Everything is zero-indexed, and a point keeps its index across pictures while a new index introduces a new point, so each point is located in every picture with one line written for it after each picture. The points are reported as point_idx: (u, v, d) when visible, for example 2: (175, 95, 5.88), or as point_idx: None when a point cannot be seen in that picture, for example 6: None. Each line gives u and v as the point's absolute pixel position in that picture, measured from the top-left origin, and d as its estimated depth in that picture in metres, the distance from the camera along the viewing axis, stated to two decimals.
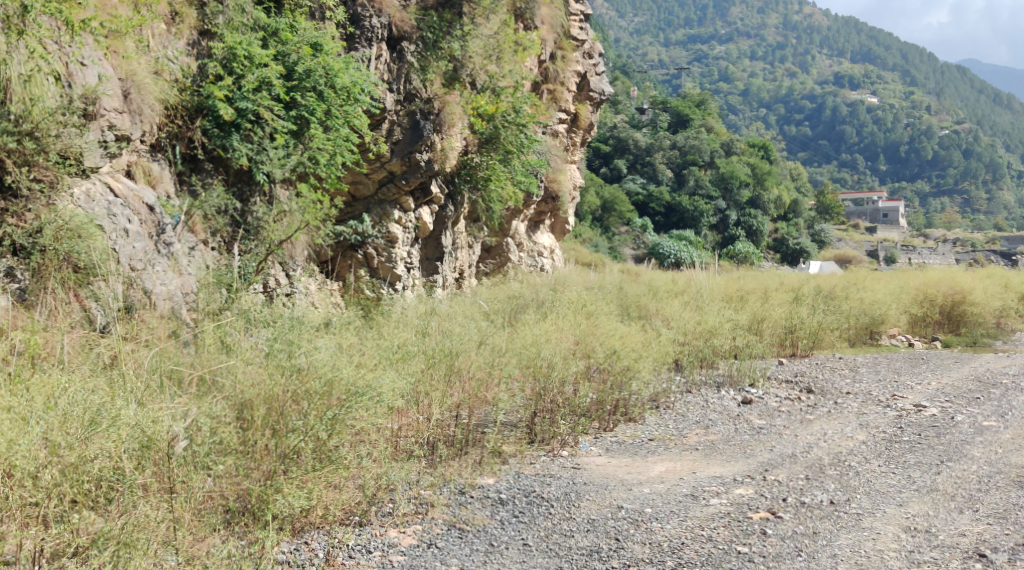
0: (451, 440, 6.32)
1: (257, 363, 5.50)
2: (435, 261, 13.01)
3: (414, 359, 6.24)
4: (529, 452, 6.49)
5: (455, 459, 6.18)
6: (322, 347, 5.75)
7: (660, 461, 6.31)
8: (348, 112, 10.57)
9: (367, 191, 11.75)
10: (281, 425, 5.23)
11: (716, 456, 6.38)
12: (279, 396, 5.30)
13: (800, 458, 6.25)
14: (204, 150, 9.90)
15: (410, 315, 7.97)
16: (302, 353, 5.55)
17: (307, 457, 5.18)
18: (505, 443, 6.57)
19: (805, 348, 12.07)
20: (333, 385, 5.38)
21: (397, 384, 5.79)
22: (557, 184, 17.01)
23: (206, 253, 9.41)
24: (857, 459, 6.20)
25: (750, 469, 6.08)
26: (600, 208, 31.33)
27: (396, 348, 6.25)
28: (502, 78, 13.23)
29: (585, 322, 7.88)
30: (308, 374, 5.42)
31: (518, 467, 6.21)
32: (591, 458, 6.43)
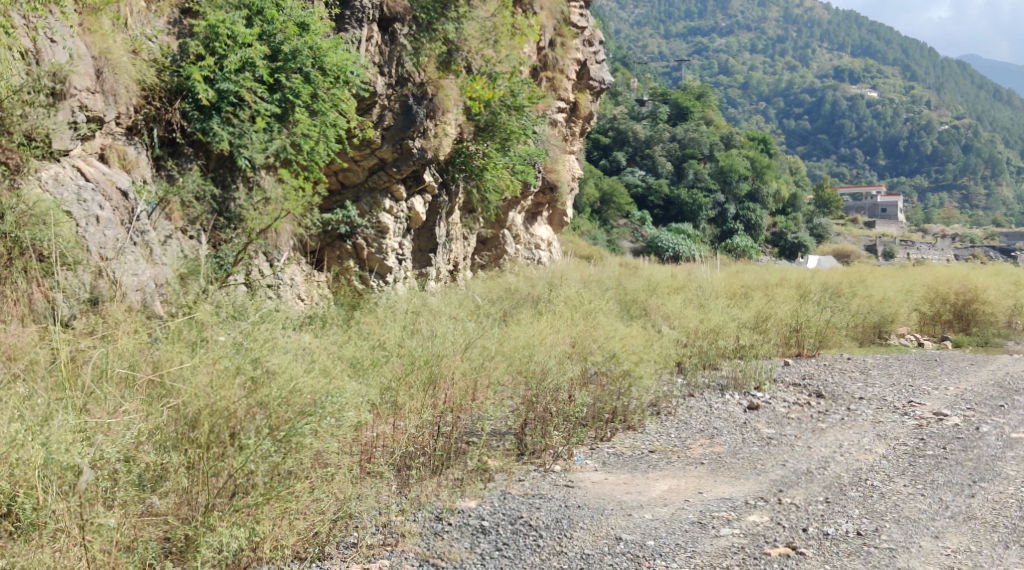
0: (432, 453, 5.74)
1: (222, 367, 4.91)
2: (428, 252, 12.41)
3: (386, 367, 5.71)
4: (516, 467, 5.92)
5: (432, 476, 5.61)
6: (286, 355, 5.21)
7: (662, 479, 5.76)
8: (336, 96, 9.98)
9: (357, 179, 11.15)
10: (231, 441, 4.68)
11: (724, 473, 5.83)
12: (237, 404, 4.74)
13: (816, 477, 5.70)
14: (183, 133, 9.33)
15: (393, 313, 7.44)
16: (266, 359, 5.02)
17: (255, 481, 4.64)
18: (491, 456, 6.01)
19: (811, 347, 11.52)
20: (294, 396, 4.86)
21: (368, 395, 5.29)
22: (555, 175, 16.40)
23: (184, 242, 8.82)
24: (880, 477, 5.65)
25: (762, 488, 5.54)
26: (598, 200, 30.79)
27: (366, 355, 5.71)
28: (499, 63, 12.63)
29: (582, 321, 7.35)
30: (271, 380, 4.89)
31: (505, 486, 5.66)
32: (586, 475, 5.88)
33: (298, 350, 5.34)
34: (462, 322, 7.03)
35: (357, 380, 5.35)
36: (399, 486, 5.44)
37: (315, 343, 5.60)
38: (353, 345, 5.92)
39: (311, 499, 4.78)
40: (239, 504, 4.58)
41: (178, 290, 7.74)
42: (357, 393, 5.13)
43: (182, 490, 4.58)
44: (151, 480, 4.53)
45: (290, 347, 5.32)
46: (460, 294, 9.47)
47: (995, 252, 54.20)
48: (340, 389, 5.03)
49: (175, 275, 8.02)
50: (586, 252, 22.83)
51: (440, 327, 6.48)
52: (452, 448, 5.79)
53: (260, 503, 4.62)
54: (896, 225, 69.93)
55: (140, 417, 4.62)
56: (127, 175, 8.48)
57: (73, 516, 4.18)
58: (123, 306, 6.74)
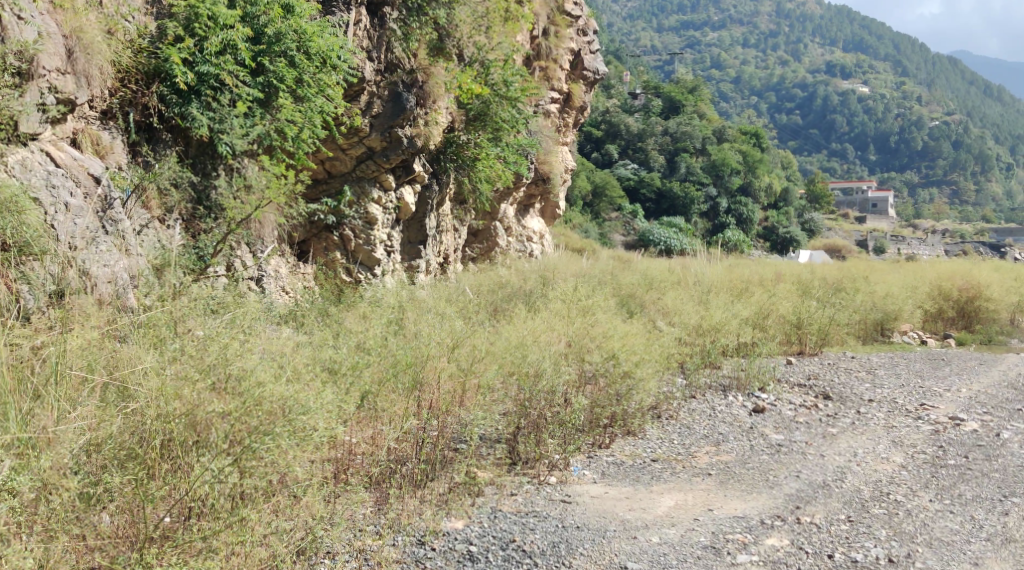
0: (415, 465, 5.30)
1: (184, 371, 4.64)
2: (418, 244, 11.86)
3: (366, 371, 5.27)
4: (507, 479, 5.49)
5: (412, 490, 5.19)
6: (252, 360, 4.77)
7: (667, 492, 5.34)
8: (322, 80, 9.49)
9: (344, 168, 10.65)
10: (186, 457, 4.41)
11: (734, 486, 5.41)
12: (199, 413, 4.45)
13: (833, 490, 5.31)
14: (162, 118, 8.83)
15: (374, 311, 6.99)
16: (235, 363, 4.72)
17: (210, 502, 4.34)
18: (482, 467, 5.58)
19: (813, 346, 11.13)
20: (258, 406, 4.53)
21: (343, 406, 4.94)
22: (547, 167, 15.92)
23: (161, 232, 8.33)
24: (902, 491, 5.27)
25: (777, 505, 5.13)
26: (590, 193, 30.33)
27: (345, 358, 5.28)
28: (491, 51, 12.17)
29: (579, 319, 6.91)
30: (237, 387, 4.61)
31: (495, 502, 5.23)
32: (585, 488, 5.44)
33: (269, 355, 4.90)
34: (449, 319, 6.60)
35: (331, 393, 4.90)
36: (374, 502, 5.03)
37: (291, 346, 5.16)
38: (332, 346, 5.48)
39: (268, 530, 4.38)
40: (194, 528, 4.31)
41: (154, 283, 7.26)
42: (329, 402, 4.81)
43: (131, 506, 4.33)
44: (99, 497, 4.27)
45: (260, 354, 4.90)
46: (451, 289, 9.03)
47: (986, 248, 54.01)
48: (308, 399, 4.68)
49: (150, 266, 7.56)
50: (577, 245, 22.35)
51: (426, 326, 6.04)
52: (438, 458, 5.40)
53: (216, 531, 4.27)
54: (886, 221, 69.71)
55: (91, 425, 4.38)
56: (100, 161, 8.04)
57: (6, 544, 3.94)
58: (90, 301, 6.26)
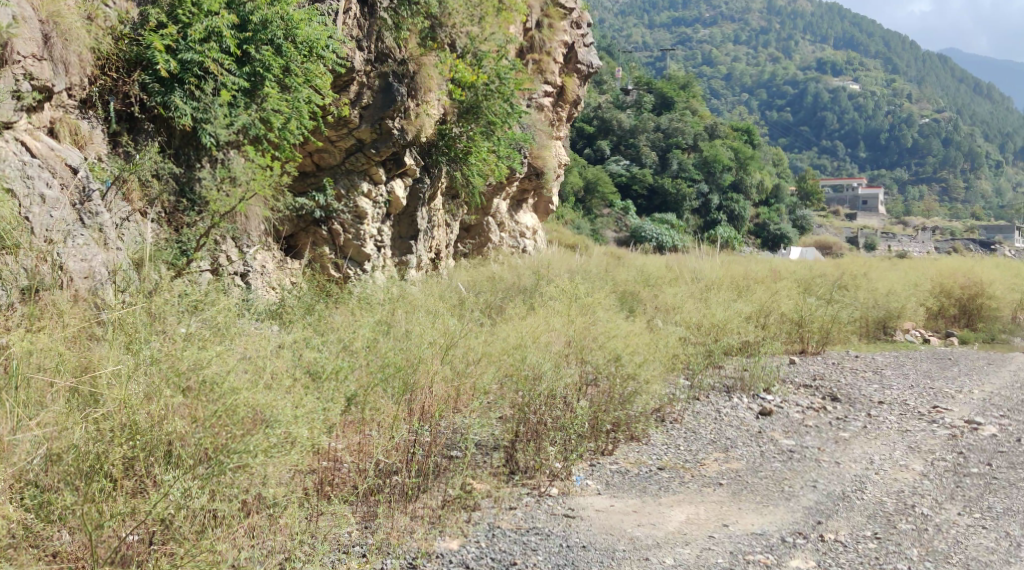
0: (405, 477, 4.97)
1: (151, 377, 4.38)
2: (409, 239, 11.42)
3: (351, 376, 4.95)
4: (506, 491, 5.16)
5: (402, 506, 4.86)
6: (226, 362, 4.47)
7: (678, 505, 5.02)
8: (309, 70, 9.11)
9: (333, 161, 10.27)
10: (151, 473, 4.19)
11: (748, 497, 5.10)
12: (169, 425, 4.22)
13: (855, 503, 5.03)
14: (143, 108, 8.47)
15: (360, 310, 6.66)
16: (208, 365, 4.40)
17: (176, 524, 4.13)
18: (478, 479, 5.22)
19: (815, 345, 10.83)
20: (231, 415, 4.29)
21: (326, 415, 4.65)
22: (541, 161, 15.51)
23: (144, 225, 7.95)
24: (927, 504, 4.99)
25: (797, 520, 4.82)
26: (581, 189, 29.97)
27: (328, 360, 4.99)
28: (484, 42, 11.81)
29: (578, 317, 6.59)
30: (209, 393, 4.35)
31: (493, 517, 4.90)
32: (589, 501, 5.11)
33: (250, 367, 4.58)
34: (441, 317, 6.25)
35: (312, 402, 4.57)
36: (361, 517, 4.74)
37: (268, 348, 4.82)
38: (316, 348, 5.16)
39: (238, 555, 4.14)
40: (155, 555, 4.13)
41: (134, 278, 6.88)
42: (308, 407, 4.50)
43: (95, 520, 4.04)
44: (58, 513, 4.03)
45: (234, 357, 4.58)
46: (444, 287, 8.68)
47: (976, 246, 53.97)
48: (288, 402, 4.41)
49: (131, 261, 7.19)
50: (569, 241, 21.98)
51: (417, 327, 5.69)
52: (431, 468, 5.09)
53: (180, 561, 4.01)
54: (876, 219, 69.59)
55: (52, 433, 4.12)
56: (78, 151, 7.67)
57: None
58: (59, 297, 5.88)
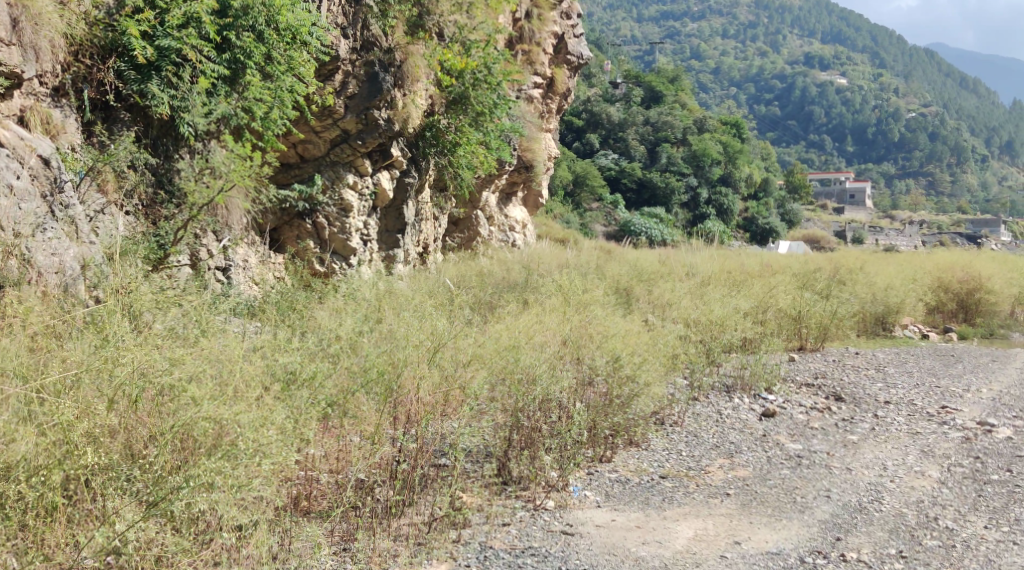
0: (389, 494, 4.69)
1: (106, 385, 4.15)
2: (397, 234, 11.00)
3: (329, 379, 4.66)
4: (498, 506, 4.84)
5: (382, 528, 4.56)
6: (184, 370, 4.20)
7: (684, 519, 4.72)
8: (292, 58, 8.76)
9: (318, 152, 9.87)
10: (101, 496, 3.94)
11: (760, 511, 4.80)
12: (119, 436, 4.11)
13: (874, 516, 4.74)
14: (118, 96, 8.08)
15: (340, 309, 6.30)
16: (164, 375, 4.15)
17: (126, 556, 3.83)
18: (467, 491, 4.92)
19: (813, 341, 10.53)
20: (190, 432, 4.07)
21: (297, 425, 4.36)
22: (530, 154, 15.12)
23: (120, 218, 7.59)
24: (951, 518, 4.71)
25: (815, 537, 4.53)
26: (570, 182, 29.62)
27: (303, 365, 4.64)
28: (472, 31, 11.44)
29: (573, 315, 6.27)
30: (167, 406, 4.17)
31: (484, 536, 4.58)
32: (588, 515, 4.80)
33: (218, 375, 4.32)
34: (427, 316, 5.91)
35: (282, 412, 4.27)
36: (340, 537, 4.46)
37: (240, 350, 4.53)
38: (289, 349, 4.81)
39: None
40: None
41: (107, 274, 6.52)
42: (273, 421, 4.20)
43: (38, 543, 3.86)
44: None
45: (195, 361, 4.30)
46: (432, 284, 8.34)
47: (964, 240, 53.95)
48: (252, 416, 4.12)
49: (105, 256, 6.82)
50: (558, 235, 21.60)
51: (402, 327, 5.34)
52: (415, 481, 4.77)
53: None
54: (863, 213, 69.45)
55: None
56: (50, 141, 7.23)
57: None
58: (23, 294, 5.51)
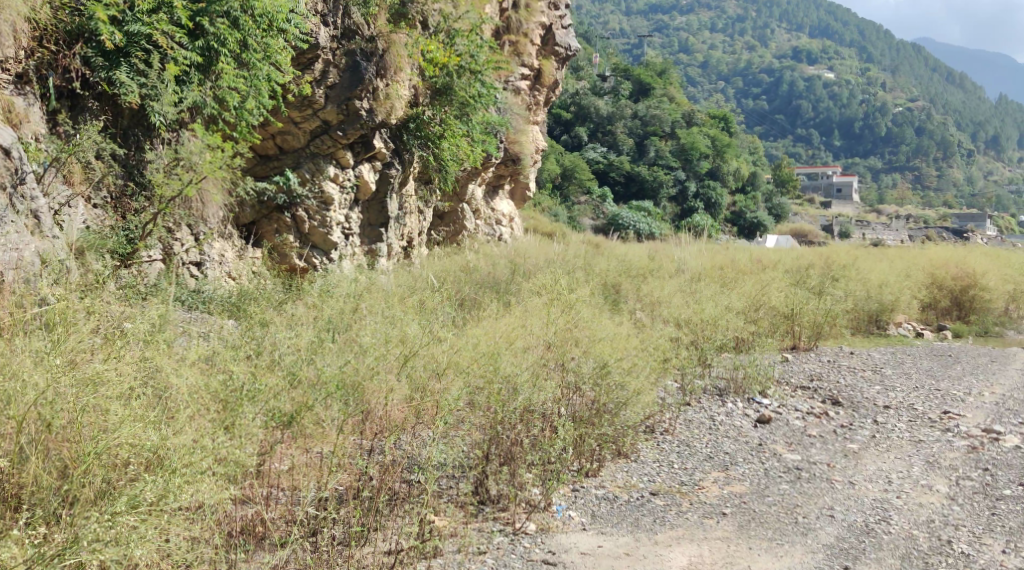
0: (350, 517, 4.39)
1: (21, 410, 3.82)
2: (380, 227, 10.59)
3: (285, 395, 4.36)
4: (474, 531, 4.52)
5: (342, 560, 4.22)
6: (109, 389, 4.04)
7: (676, 545, 4.45)
8: (269, 45, 8.26)
9: (297, 143, 9.43)
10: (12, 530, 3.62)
11: (758, 535, 4.54)
12: (28, 466, 3.82)
13: (882, 538, 4.53)
14: (85, 83, 7.56)
15: (311, 311, 5.93)
16: (87, 394, 3.97)
17: None
18: (440, 514, 4.59)
19: (806, 340, 10.24)
20: (115, 455, 3.89)
21: (245, 433, 4.11)
22: (518, 146, 14.73)
23: (86, 213, 7.22)
24: (966, 540, 4.52)
25: (819, 565, 4.29)
26: (559, 175, 29.26)
27: (248, 376, 4.40)
28: (457, 20, 11.02)
29: (559, 315, 5.93)
30: (86, 428, 3.95)
31: (457, 565, 4.27)
32: (572, 541, 4.51)
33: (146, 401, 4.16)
34: (401, 317, 5.52)
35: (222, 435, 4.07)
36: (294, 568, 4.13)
37: (180, 367, 4.38)
38: (242, 361, 4.55)
39: None
40: None
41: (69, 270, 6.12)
42: (211, 439, 4.02)
43: None
44: None
45: (125, 377, 4.16)
46: (414, 281, 8.01)
47: (950, 234, 53.96)
48: (188, 436, 3.97)
49: (69, 252, 6.43)
50: (546, 229, 21.23)
51: (373, 332, 4.98)
52: (381, 504, 4.45)
53: None
54: (849, 206, 69.27)
55: None
56: (12, 129, 6.72)
57: None
58: None
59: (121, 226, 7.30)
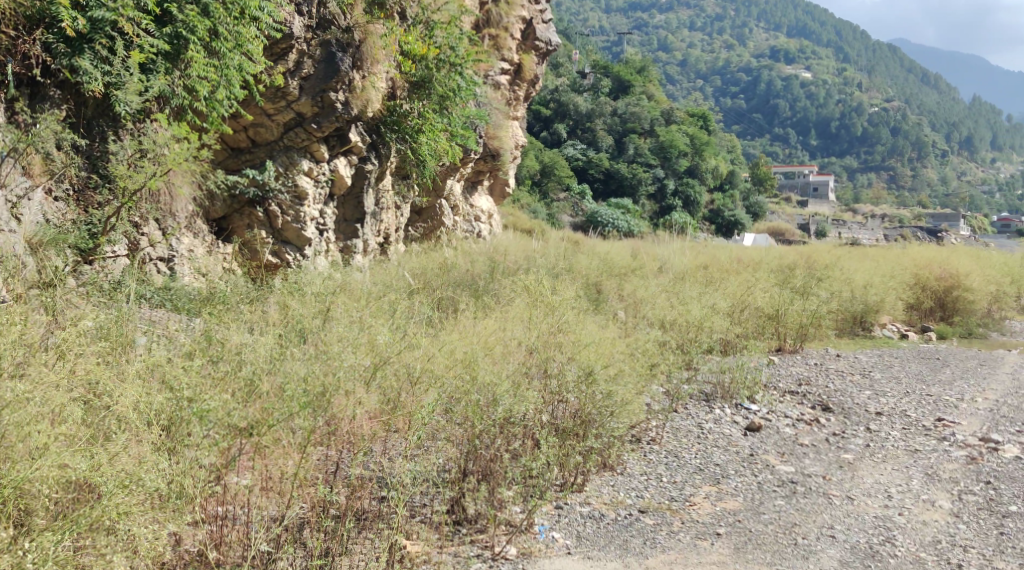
0: (315, 539, 4.15)
1: None
2: (355, 223, 10.20)
3: (238, 411, 4.05)
4: (450, 554, 4.26)
5: None
6: (33, 410, 3.73)
7: None
8: (241, 34, 7.81)
9: (270, 136, 9.04)
10: None
11: (756, 557, 4.30)
12: None
13: (887, 562, 4.32)
14: (46, 70, 7.05)
15: (278, 312, 5.60)
16: (10, 413, 3.67)
17: None
18: (413, 536, 4.30)
19: (793, 342, 9.91)
20: (35, 488, 3.59)
21: (192, 458, 3.93)
22: (497, 142, 14.42)
23: (47, 205, 6.86)
24: (974, 562, 4.33)
25: None
26: (538, 172, 28.97)
27: (197, 391, 4.07)
28: (437, 11, 10.67)
29: (541, 319, 5.64)
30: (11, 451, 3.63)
31: None
32: (558, 564, 4.25)
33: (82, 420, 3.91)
34: (373, 320, 5.19)
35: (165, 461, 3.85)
36: None
37: (123, 380, 4.11)
38: (199, 372, 4.24)
39: None
40: None
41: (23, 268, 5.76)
42: (152, 464, 3.81)
43: None
44: None
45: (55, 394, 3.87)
46: (391, 279, 7.71)
47: (926, 234, 54.20)
48: (128, 465, 3.75)
49: (25, 247, 6.08)
50: (524, 225, 20.92)
51: (344, 339, 4.69)
52: (348, 526, 4.18)
53: None
54: (825, 204, 69.45)
55: None
56: None
57: None
58: None
59: (82, 223, 6.89)
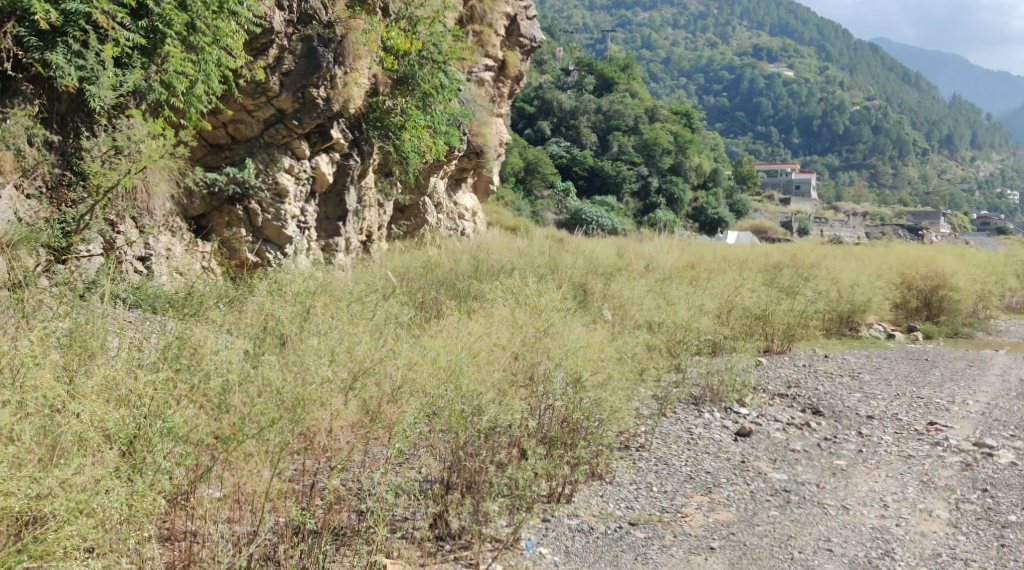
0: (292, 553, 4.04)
1: None
2: (337, 221, 9.94)
3: (204, 427, 3.97)
4: None
5: None
6: None
7: None
8: (219, 28, 7.55)
9: (251, 133, 8.84)
10: None
11: None
12: None
13: None
14: (18, 64, 6.85)
15: (254, 315, 5.42)
16: None
17: None
18: (395, 552, 4.17)
19: (781, 343, 9.60)
20: None
21: (153, 478, 3.80)
22: (481, 139, 14.25)
23: (19, 203, 6.61)
24: None
25: None
26: (521, 169, 28.77)
27: (159, 410, 3.96)
28: (420, 6, 10.48)
29: (526, 323, 5.49)
30: None
31: None
32: None
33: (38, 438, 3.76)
34: (352, 326, 5.02)
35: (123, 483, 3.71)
36: None
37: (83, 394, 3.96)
38: (165, 386, 4.09)
39: None
40: None
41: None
42: (110, 486, 3.68)
43: None
44: None
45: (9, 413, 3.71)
46: (372, 279, 7.54)
47: (908, 232, 54.36)
48: (83, 487, 3.61)
49: None
50: (508, 223, 20.73)
51: (324, 344, 4.52)
52: (327, 543, 4.05)
53: None
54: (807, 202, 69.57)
55: None
56: None
57: None
58: None
59: (54, 222, 6.65)
